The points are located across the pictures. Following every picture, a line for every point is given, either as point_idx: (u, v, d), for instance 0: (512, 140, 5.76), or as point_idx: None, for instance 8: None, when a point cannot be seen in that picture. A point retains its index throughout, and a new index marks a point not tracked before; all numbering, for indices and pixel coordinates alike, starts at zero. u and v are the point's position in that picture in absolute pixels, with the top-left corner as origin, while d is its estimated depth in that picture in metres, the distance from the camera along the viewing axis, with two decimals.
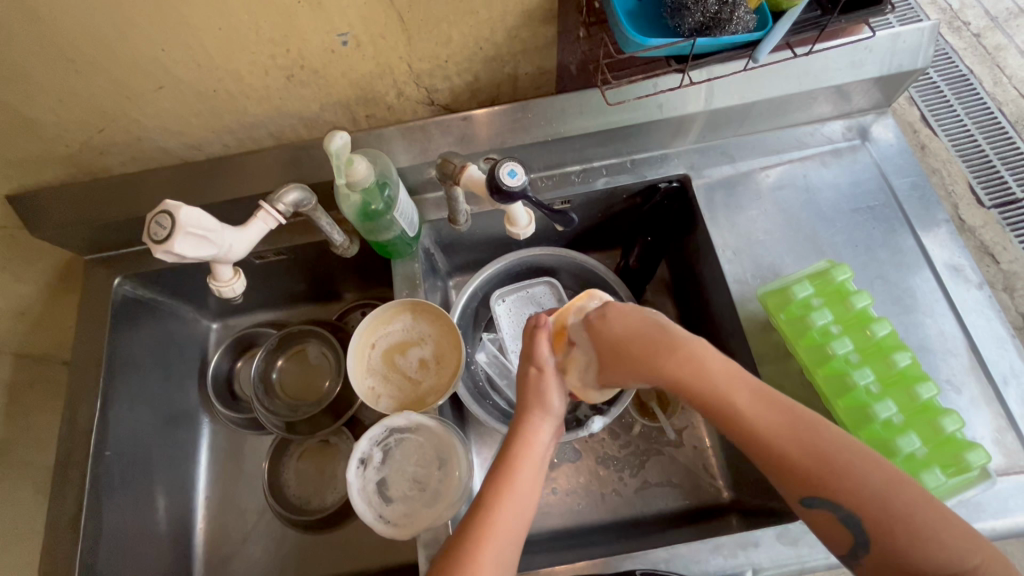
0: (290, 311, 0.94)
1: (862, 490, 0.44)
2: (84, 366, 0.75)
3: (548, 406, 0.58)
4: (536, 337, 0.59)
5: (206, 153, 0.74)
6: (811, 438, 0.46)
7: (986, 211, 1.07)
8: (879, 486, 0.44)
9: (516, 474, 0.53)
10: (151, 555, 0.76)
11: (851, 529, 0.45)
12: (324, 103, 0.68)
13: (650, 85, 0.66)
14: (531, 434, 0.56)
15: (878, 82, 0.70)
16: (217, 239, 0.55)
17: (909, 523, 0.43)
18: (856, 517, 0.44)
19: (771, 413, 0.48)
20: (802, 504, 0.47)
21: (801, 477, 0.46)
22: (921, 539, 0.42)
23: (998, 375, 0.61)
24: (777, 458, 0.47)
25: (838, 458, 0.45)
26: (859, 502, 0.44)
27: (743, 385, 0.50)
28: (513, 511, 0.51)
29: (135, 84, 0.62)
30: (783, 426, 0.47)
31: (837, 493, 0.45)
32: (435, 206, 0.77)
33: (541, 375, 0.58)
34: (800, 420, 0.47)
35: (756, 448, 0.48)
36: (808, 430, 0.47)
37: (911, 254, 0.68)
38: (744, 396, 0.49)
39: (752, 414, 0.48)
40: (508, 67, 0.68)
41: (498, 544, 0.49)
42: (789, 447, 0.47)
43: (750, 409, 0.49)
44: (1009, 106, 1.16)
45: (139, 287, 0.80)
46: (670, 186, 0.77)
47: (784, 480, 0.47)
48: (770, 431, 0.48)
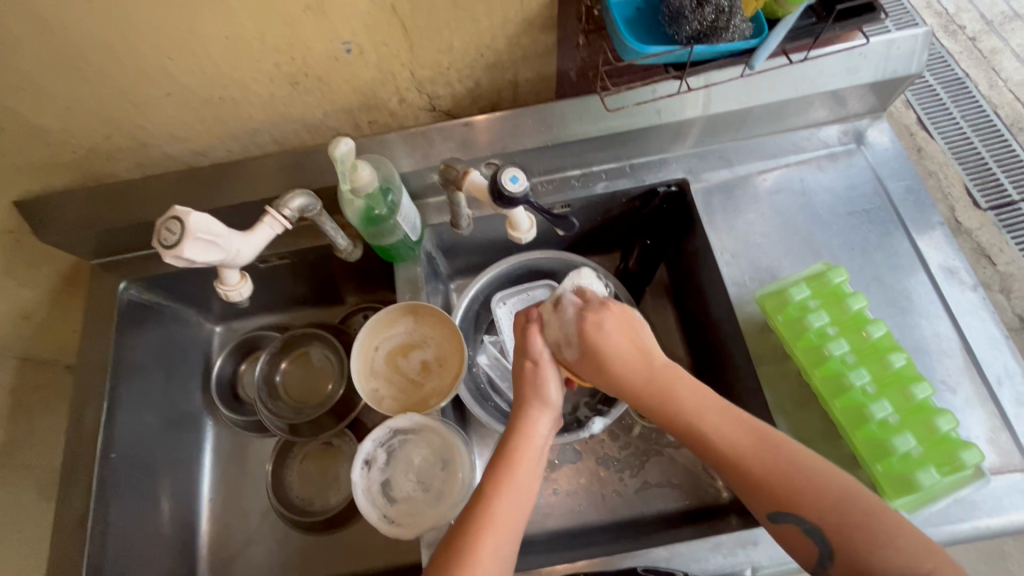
0: (293, 314, 0.95)
1: (822, 501, 0.47)
2: (91, 369, 0.75)
3: (546, 398, 0.58)
4: (528, 329, 0.61)
5: (211, 159, 0.75)
6: (771, 451, 0.50)
7: (982, 213, 1.08)
8: (838, 497, 0.47)
9: (515, 467, 0.54)
10: (156, 556, 0.77)
11: (816, 541, 0.47)
12: (328, 109, 0.69)
13: (649, 91, 0.67)
14: (530, 427, 0.57)
15: (872, 88, 0.71)
16: (225, 244, 0.56)
17: (865, 532, 0.45)
18: (820, 527, 0.47)
19: (736, 430, 0.51)
20: (770, 518, 0.49)
21: (765, 492, 0.49)
22: (879, 546, 0.45)
23: (992, 376, 0.62)
24: (742, 474, 0.50)
25: (797, 471, 0.49)
26: (821, 514, 0.47)
27: (710, 402, 0.53)
28: (512, 503, 0.52)
29: (143, 91, 0.63)
30: (747, 443, 0.51)
31: (800, 504, 0.48)
32: (437, 210, 0.78)
33: (537, 367, 0.59)
34: (764, 438, 0.51)
35: (724, 464, 0.51)
36: (768, 446, 0.50)
37: (906, 256, 0.69)
38: (711, 413, 0.53)
39: (720, 432, 0.51)
40: (509, 74, 0.69)
41: (498, 536, 0.50)
42: (754, 463, 0.50)
43: (718, 426, 0.52)
44: (1003, 109, 1.17)
45: (144, 290, 0.81)
46: (669, 190, 0.78)
47: (750, 495, 0.50)
48: (737, 449, 0.51)
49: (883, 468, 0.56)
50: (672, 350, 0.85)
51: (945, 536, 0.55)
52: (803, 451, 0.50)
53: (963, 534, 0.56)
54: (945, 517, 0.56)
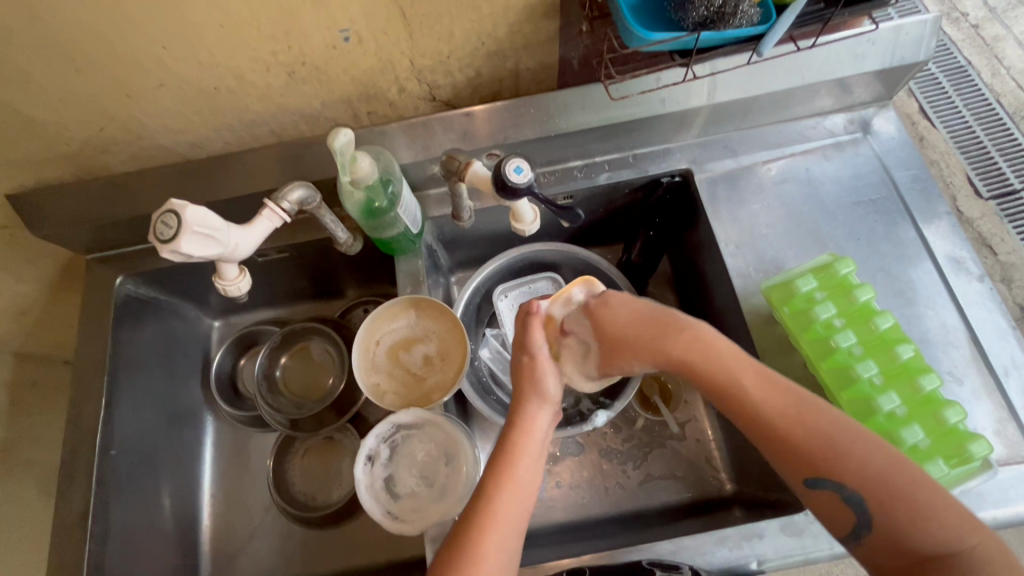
0: (292, 308, 0.94)
1: (867, 471, 0.45)
2: (89, 366, 0.74)
3: (544, 393, 0.57)
4: (529, 324, 0.59)
5: (208, 151, 0.74)
6: (815, 417, 0.47)
7: (984, 202, 1.08)
8: (885, 466, 0.44)
9: (516, 463, 0.53)
10: (158, 553, 0.76)
11: (853, 509, 0.45)
12: (326, 100, 0.68)
13: (653, 79, 0.66)
14: (529, 422, 0.56)
15: (879, 75, 0.70)
16: (223, 238, 0.55)
17: (912, 503, 0.43)
18: (860, 496, 0.45)
19: (777, 396, 0.49)
20: (805, 484, 0.47)
21: (805, 457, 0.46)
22: (924, 518, 0.43)
23: (999, 367, 0.62)
24: (781, 438, 0.48)
25: (842, 437, 0.46)
26: (862, 482, 0.45)
27: (749, 368, 0.51)
28: (514, 499, 0.51)
29: (136, 82, 0.62)
30: (788, 409, 0.48)
31: (842, 472, 0.45)
32: (438, 202, 0.77)
33: (534, 362, 0.58)
34: (804, 401, 0.48)
35: (759, 426, 0.49)
36: (812, 412, 0.47)
37: (912, 246, 0.69)
38: (751, 379, 0.50)
39: (757, 396, 0.49)
40: (510, 62, 0.67)
41: (501, 534, 0.49)
42: (792, 426, 0.47)
43: (755, 391, 0.50)
44: (1007, 98, 1.16)
45: (142, 285, 0.80)
46: (673, 180, 0.77)
47: (786, 460, 0.47)
48: (774, 412, 0.48)
49: None
50: None
51: None
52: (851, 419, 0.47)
53: None
54: None
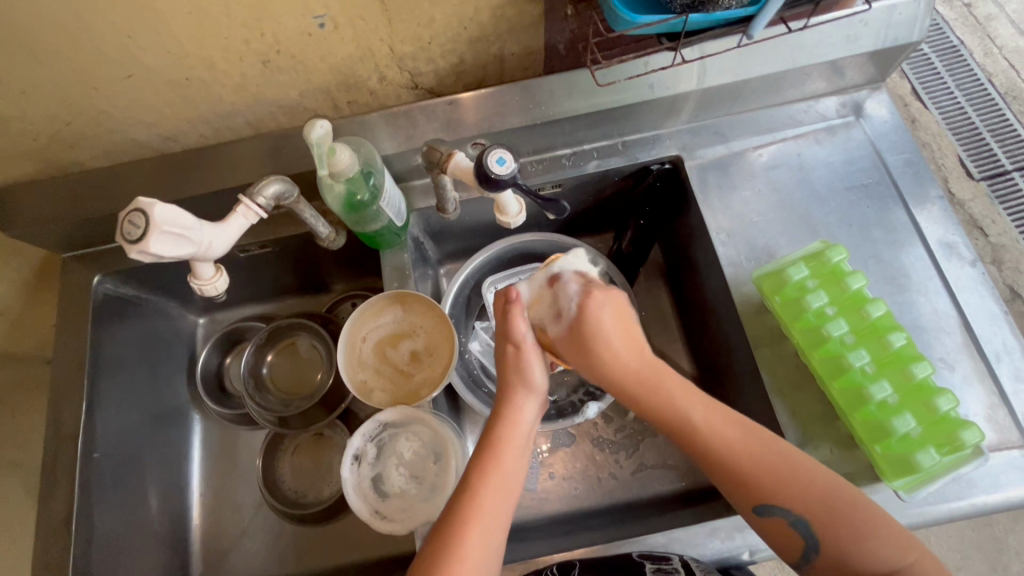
0: (279, 303, 0.92)
1: (810, 495, 0.49)
2: (68, 368, 0.73)
3: (531, 382, 0.57)
4: (510, 312, 0.58)
5: (183, 144, 0.72)
6: (761, 450, 0.51)
7: (975, 183, 1.07)
8: (827, 491, 0.50)
9: (501, 454, 0.53)
10: (146, 554, 0.75)
11: (801, 533, 0.50)
12: (304, 89, 0.66)
13: (640, 64, 0.64)
14: (516, 413, 0.56)
15: (872, 57, 0.68)
16: (195, 236, 0.54)
17: (852, 524, 0.48)
18: (806, 521, 0.49)
19: (725, 428, 0.53)
20: (755, 513, 0.51)
21: (753, 488, 0.51)
22: (865, 537, 0.48)
23: (991, 352, 0.61)
24: (729, 468, 0.52)
25: (787, 467, 0.50)
26: (807, 506, 0.49)
27: (697, 399, 0.55)
28: (497, 492, 0.51)
29: (102, 73, 0.59)
30: (735, 439, 0.52)
31: (789, 499, 0.50)
32: (424, 194, 0.76)
33: (519, 352, 0.57)
34: (749, 431, 0.53)
35: (710, 458, 0.53)
36: (760, 443, 0.52)
37: (904, 231, 0.68)
38: (699, 409, 0.55)
39: (706, 427, 0.53)
40: (494, 48, 0.65)
41: (485, 527, 0.49)
42: (739, 456, 0.52)
43: (704, 423, 0.54)
44: (998, 78, 1.15)
45: (121, 284, 0.78)
46: (663, 168, 0.75)
47: (735, 490, 0.52)
48: (725, 442, 0.52)
49: (882, 450, 0.55)
50: (668, 332, 0.83)
51: (940, 513, 0.55)
52: (793, 449, 0.52)
53: (959, 511, 0.56)
54: (941, 495, 0.56)
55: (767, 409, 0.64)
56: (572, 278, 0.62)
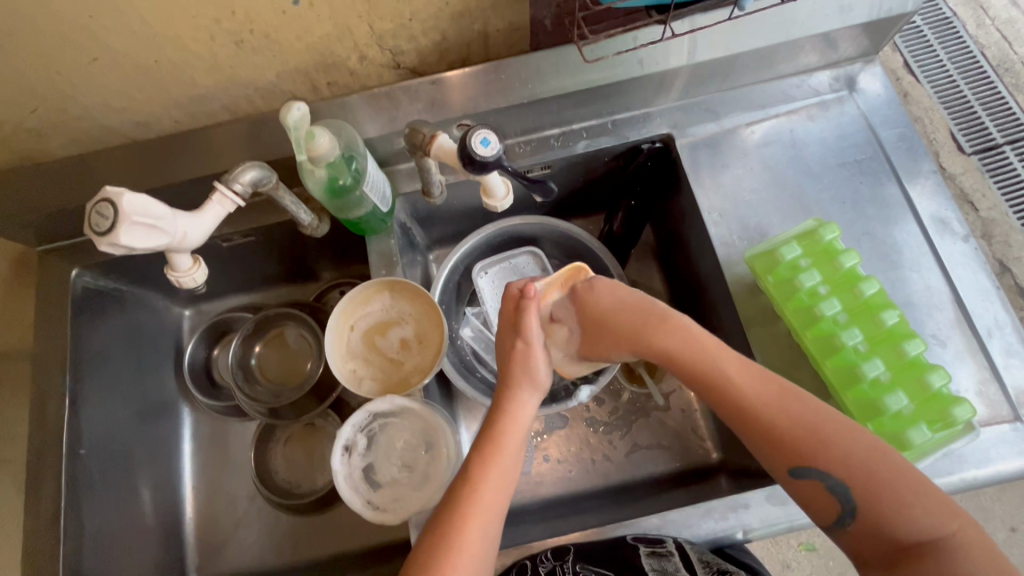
0: (265, 293, 0.91)
1: (851, 459, 0.48)
2: (48, 364, 0.71)
3: (535, 379, 0.58)
4: (526, 308, 0.59)
5: (157, 131, 0.69)
6: (800, 410, 0.51)
7: (966, 157, 1.06)
8: (867, 454, 0.48)
9: (503, 446, 0.54)
10: (139, 548, 0.75)
11: (838, 497, 0.48)
12: (280, 70, 0.63)
13: (629, 39, 0.62)
14: (517, 408, 0.57)
15: (866, 29, 0.66)
16: (168, 227, 0.52)
17: (896, 491, 0.47)
18: (844, 484, 0.48)
19: (762, 385, 0.52)
20: (791, 475, 0.50)
21: (790, 448, 0.50)
22: (905, 504, 0.46)
23: (982, 328, 0.61)
24: (767, 426, 0.51)
25: (826, 427, 0.50)
26: (849, 470, 0.48)
27: (733, 357, 0.55)
28: (499, 484, 0.51)
29: (65, 56, 0.56)
30: (772, 398, 0.52)
31: (828, 461, 0.49)
32: (409, 178, 0.74)
33: (528, 348, 0.59)
34: (786, 391, 0.52)
35: (747, 417, 0.52)
36: (797, 401, 0.51)
37: (896, 206, 0.67)
38: (735, 367, 0.54)
39: (743, 386, 0.53)
40: (478, 24, 0.62)
41: (484, 520, 0.49)
42: (776, 414, 0.51)
43: (741, 381, 0.53)
44: (990, 49, 1.13)
45: (100, 277, 0.75)
46: (653, 147, 0.73)
47: (771, 450, 0.51)
48: (763, 400, 0.52)
49: (874, 427, 0.55)
50: None
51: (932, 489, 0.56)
52: (834, 411, 0.51)
53: (950, 486, 0.56)
54: (933, 470, 0.56)
55: None
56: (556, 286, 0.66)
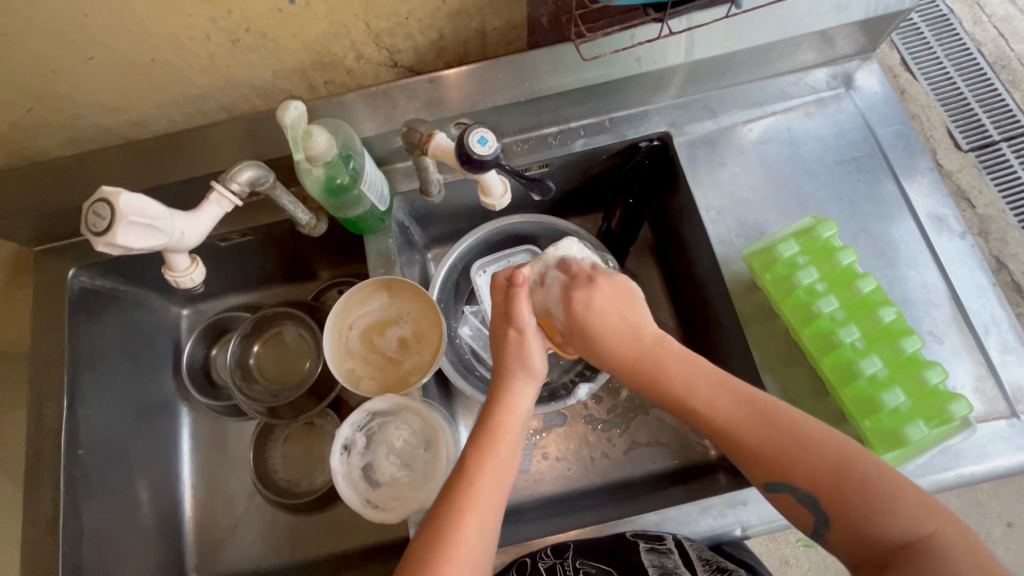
0: (264, 292, 0.90)
1: (819, 471, 0.47)
2: (45, 364, 0.71)
3: (531, 369, 0.57)
4: (514, 296, 0.57)
5: (154, 130, 0.69)
6: (767, 425, 0.50)
7: (963, 154, 1.06)
8: (834, 467, 0.46)
9: (498, 439, 0.53)
10: (138, 548, 0.75)
11: (810, 509, 0.47)
12: (278, 69, 0.63)
13: (626, 37, 0.62)
14: (514, 399, 0.56)
15: (863, 26, 0.66)
16: (165, 227, 0.52)
17: (866, 499, 0.45)
18: (813, 497, 0.47)
19: (730, 401, 0.51)
20: (767, 488, 0.50)
21: (759, 463, 0.49)
22: (876, 513, 0.44)
23: (980, 325, 0.61)
24: (736, 442, 0.50)
25: (792, 442, 0.48)
26: (815, 483, 0.47)
27: (702, 373, 0.54)
28: (495, 477, 0.51)
29: (61, 55, 0.56)
30: (739, 414, 0.51)
31: (796, 474, 0.48)
32: (407, 176, 0.73)
33: (521, 337, 0.57)
34: (754, 405, 0.51)
35: (716, 434, 0.52)
36: (765, 416, 0.50)
37: (893, 203, 0.67)
38: (702, 383, 0.53)
39: (709, 403, 0.52)
40: (475, 22, 0.62)
41: (480, 514, 0.49)
42: (743, 430, 0.50)
43: (708, 398, 0.52)
44: (987, 47, 1.13)
45: (97, 276, 0.75)
46: (651, 145, 0.74)
47: (744, 465, 0.50)
48: (730, 416, 0.51)
49: (871, 424, 0.56)
50: (659, 311, 0.83)
51: (929, 484, 0.56)
52: (804, 422, 0.49)
53: (947, 482, 0.56)
54: (930, 466, 0.56)
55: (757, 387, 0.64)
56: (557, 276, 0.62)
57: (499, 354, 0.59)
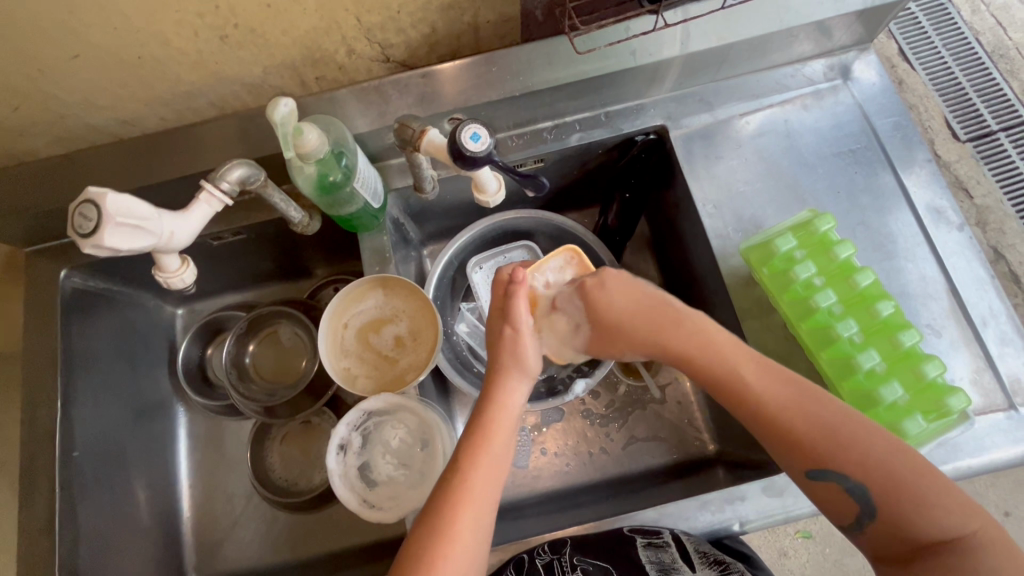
0: (260, 291, 0.90)
1: (870, 461, 0.47)
2: (38, 366, 0.70)
3: (524, 366, 0.57)
4: (515, 293, 0.57)
5: (144, 129, 0.68)
6: (819, 412, 0.49)
7: (961, 145, 1.06)
8: (886, 457, 0.47)
9: (491, 436, 0.53)
10: (136, 550, 0.75)
11: (856, 498, 0.47)
12: (268, 65, 0.62)
13: (622, 29, 0.62)
14: (508, 396, 0.56)
15: (861, 16, 0.65)
16: (154, 228, 0.51)
17: (913, 492, 0.45)
18: (863, 485, 0.47)
19: (780, 387, 0.51)
20: (808, 477, 0.49)
21: (806, 451, 0.49)
22: (924, 504, 0.45)
23: (977, 318, 0.61)
24: (786, 428, 0.50)
25: (845, 429, 0.48)
26: (866, 472, 0.47)
27: (748, 357, 0.53)
28: (489, 474, 0.51)
29: (46, 52, 0.55)
30: (789, 400, 0.50)
31: (845, 462, 0.47)
32: (401, 173, 0.73)
33: (517, 335, 0.57)
34: (807, 392, 0.50)
35: (764, 421, 0.51)
36: (815, 402, 0.50)
37: (891, 195, 0.67)
38: (750, 366, 0.53)
39: (761, 390, 0.51)
40: (468, 15, 0.61)
41: (475, 510, 0.49)
42: (794, 417, 0.50)
43: (758, 385, 0.52)
44: (985, 36, 1.12)
45: (89, 277, 0.74)
46: (647, 138, 0.73)
47: (788, 453, 0.50)
48: (779, 400, 0.51)
49: (869, 418, 0.56)
50: None
51: None
52: (850, 410, 0.50)
53: (945, 476, 0.56)
54: (928, 460, 0.56)
55: None
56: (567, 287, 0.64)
57: (499, 351, 0.58)
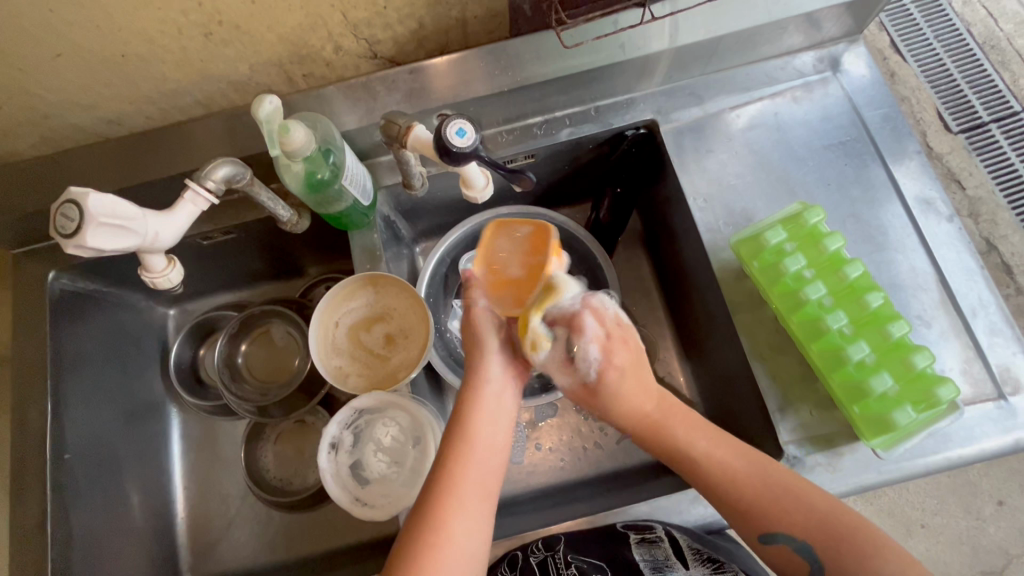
0: (252, 290, 0.89)
1: (812, 520, 0.50)
2: (28, 368, 0.69)
3: (485, 348, 0.58)
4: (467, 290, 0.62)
5: (130, 127, 0.67)
6: (763, 479, 0.52)
7: (953, 137, 1.06)
8: (826, 515, 0.50)
9: (474, 421, 0.54)
10: (130, 551, 0.74)
11: (805, 557, 0.50)
12: (254, 62, 0.61)
13: (610, 23, 0.61)
14: (481, 379, 0.57)
15: (849, 8, 0.65)
16: (138, 227, 0.51)
17: (856, 548, 0.48)
18: (809, 545, 0.50)
19: (730, 457, 0.54)
20: (761, 541, 0.53)
21: (755, 517, 0.52)
22: (866, 557, 0.48)
23: (967, 308, 0.61)
24: (736, 496, 0.53)
25: (786, 493, 0.51)
26: (809, 530, 0.50)
27: (699, 431, 0.56)
28: (477, 458, 0.52)
29: (27, 51, 0.55)
30: (739, 469, 0.53)
31: (791, 524, 0.51)
32: (390, 170, 0.72)
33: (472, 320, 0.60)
34: (755, 462, 0.54)
35: (712, 491, 0.54)
36: (761, 471, 0.53)
37: (882, 187, 0.67)
38: (703, 440, 0.56)
39: (710, 459, 0.54)
40: (455, 10, 0.60)
41: (463, 494, 0.49)
42: (741, 487, 0.52)
43: (708, 454, 0.55)
44: (976, 27, 1.12)
45: (79, 279, 0.74)
46: (638, 133, 0.73)
47: (739, 520, 0.53)
48: (728, 469, 0.53)
49: (860, 410, 0.56)
50: (648, 301, 0.83)
51: (916, 468, 0.56)
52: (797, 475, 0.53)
53: (936, 465, 0.56)
54: (918, 451, 0.57)
55: (746, 373, 0.63)
56: (597, 330, 0.57)
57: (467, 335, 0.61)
